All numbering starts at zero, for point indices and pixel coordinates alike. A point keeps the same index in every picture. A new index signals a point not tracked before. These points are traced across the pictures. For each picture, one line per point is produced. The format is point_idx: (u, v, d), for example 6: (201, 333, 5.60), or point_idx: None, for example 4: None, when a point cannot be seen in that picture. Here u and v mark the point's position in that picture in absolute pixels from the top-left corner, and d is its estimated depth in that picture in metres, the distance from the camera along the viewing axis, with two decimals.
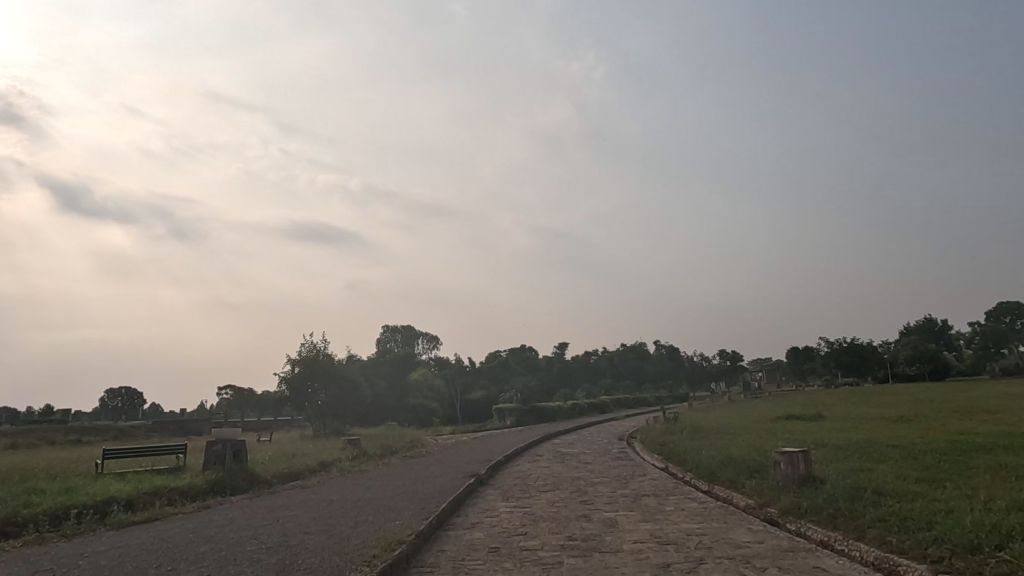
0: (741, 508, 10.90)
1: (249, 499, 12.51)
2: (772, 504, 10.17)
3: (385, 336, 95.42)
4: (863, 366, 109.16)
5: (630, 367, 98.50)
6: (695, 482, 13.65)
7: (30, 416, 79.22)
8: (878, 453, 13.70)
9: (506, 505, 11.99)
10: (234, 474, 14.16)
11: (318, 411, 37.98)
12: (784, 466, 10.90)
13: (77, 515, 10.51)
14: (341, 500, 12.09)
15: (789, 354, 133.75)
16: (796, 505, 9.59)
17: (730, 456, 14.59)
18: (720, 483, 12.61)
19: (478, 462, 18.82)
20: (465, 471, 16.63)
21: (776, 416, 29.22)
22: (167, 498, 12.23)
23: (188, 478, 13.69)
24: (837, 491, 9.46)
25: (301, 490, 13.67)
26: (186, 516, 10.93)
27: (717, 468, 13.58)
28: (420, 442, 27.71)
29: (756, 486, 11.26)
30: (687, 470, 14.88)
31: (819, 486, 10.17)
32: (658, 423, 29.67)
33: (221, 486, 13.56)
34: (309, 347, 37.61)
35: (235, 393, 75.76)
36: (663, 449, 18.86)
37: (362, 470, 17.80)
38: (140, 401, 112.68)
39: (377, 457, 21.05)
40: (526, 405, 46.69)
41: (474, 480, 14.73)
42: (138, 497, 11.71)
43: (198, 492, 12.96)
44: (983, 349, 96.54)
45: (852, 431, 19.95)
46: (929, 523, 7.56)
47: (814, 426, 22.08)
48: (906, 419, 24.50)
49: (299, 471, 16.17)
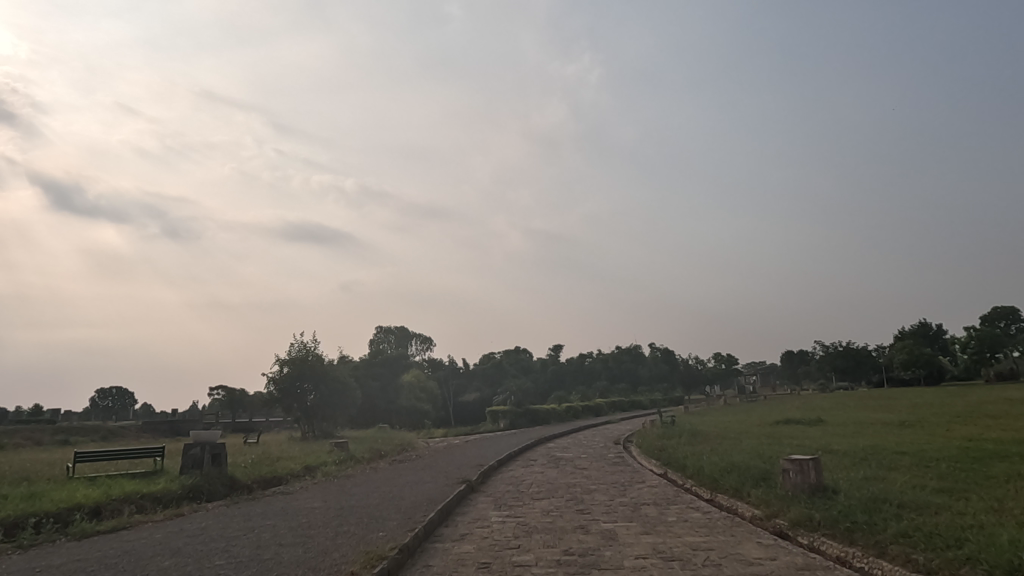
0: (747, 519, 10.30)
1: (225, 507, 11.81)
2: (781, 516, 9.56)
3: (379, 337, 94.65)
4: (858, 370, 108.87)
5: (624, 370, 97.77)
6: (697, 490, 13.01)
7: (18, 416, 78.04)
8: (890, 460, 13.08)
9: (498, 514, 11.35)
10: (212, 479, 13.44)
11: (308, 412, 37.09)
12: (793, 474, 10.28)
13: (35, 524, 9.75)
14: (322, 508, 11.41)
15: (784, 357, 133.42)
16: (808, 517, 8.98)
17: (734, 462, 13.94)
18: (723, 491, 12.00)
19: (470, 467, 18.15)
20: (456, 476, 15.94)
21: (776, 421, 28.69)
22: (137, 505, 11.49)
23: (162, 483, 12.94)
24: (853, 502, 8.82)
25: (282, 497, 12.94)
26: (155, 525, 10.20)
27: (720, 475, 12.92)
28: (411, 445, 26.94)
29: (763, 495, 10.64)
30: (688, 476, 14.25)
31: (833, 497, 9.55)
32: (655, 427, 28.88)
33: (197, 492, 12.85)
34: (299, 346, 36.85)
35: (225, 393, 74.70)
36: (662, 454, 18.21)
37: (348, 474, 17.07)
38: (130, 401, 111.57)
39: (365, 461, 20.35)
40: (520, 408, 45.92)
41: (464, 487, 14.05)
42: (106, 504, 10.98)
43: (171, 498, 12.20)
44: (978, 353, 96.36)
45: (857, 437, 19.26)
46: (958, 540, 6.95)
47: (815, 432, 21.37)
48: (910, 425, 23.81)
49: (281, 476, 15.44)
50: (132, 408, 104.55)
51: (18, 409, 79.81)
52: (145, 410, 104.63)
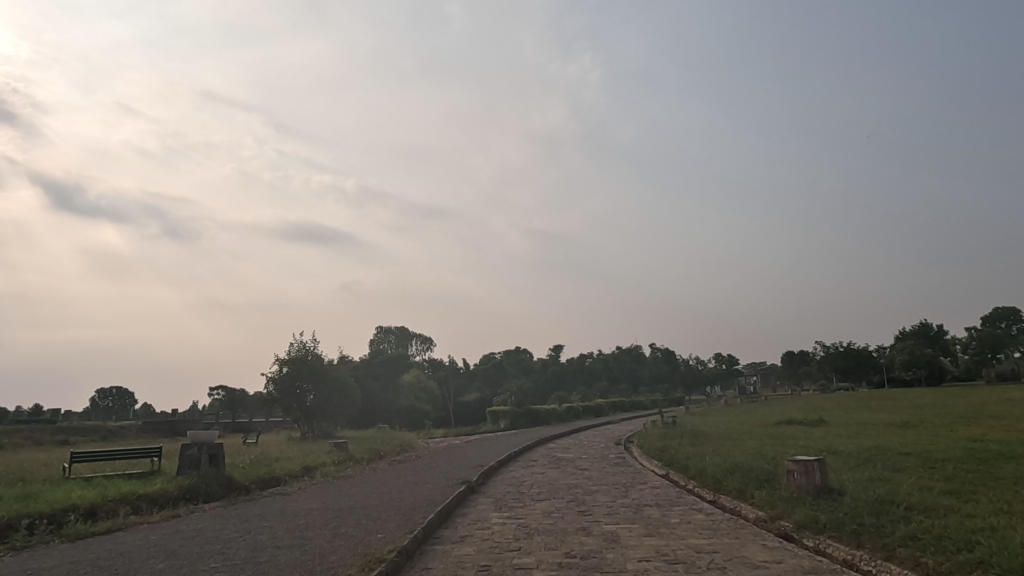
0: (751, 521, 10.15)
1: (222, 508, 11.67)
2: (786, 517, 9.42)
3: (379, 337, 94.53)
4: (859, 370, 108.73)
5: (625, 370, 97.62)
6: (700, 492, 12.87)
7: (18, 416, 77.89)
8: (895, 461, 12.92)
9: (498, 515, 11.21)
10: (209, 480, 13.30)
11: (307, 412, 36.95)
12: (798, 475, 10.14)
13: (28, 526, 9.61)
14: (320, 509, 11.27)
15: (785, 358, 133.23)
16: (814, 519, 8.84)
17: (738, 463, 13.79)
18: (726, 492, 11.85)
19: (470, 468, 18.00)
20: (456, 477, 15.78)
21: (778, 421, 28.56)
22: (133, 505, 11.35)
23: (158, 484, 12.79)
24: (859, 504, 8.68)
25: (279, 498, 12.79)
26: (151, 527, 10.06)
27: (724, 476, 12.76)
28: (410, 445, 26.78)
29: (768, 497, 10.48)
30: (690, 478, 14.10)
31: (839, 498, 9.40)
32: (657, 428, 28.70)
33: (194, 493, 12.71)
34: (298, 346, 36.70)
35: (225, 393, 74.53)
36: (664, 454, 18.06)
37: (348, 475, 16.95)
38: (130, 402, 111.38)
39: (364, 462, 20.20)
40: (520, 408, 45.77)
41: (464, 487, 13.92)
42: (101, 505, 10.83)
43: (168, 499, 12.06)
44: (980, 354, 96.21)
45: (860, 437, 19.13)
46: (969, 543, 6.81)
47: (818, 433, 21.24)
48: (913, 425, 23.65)
49: (280, 476, 15.29)
50: (132, 409, 104.42)
51: (18, 409, 79.67)
52: (145, 410, 104.46)
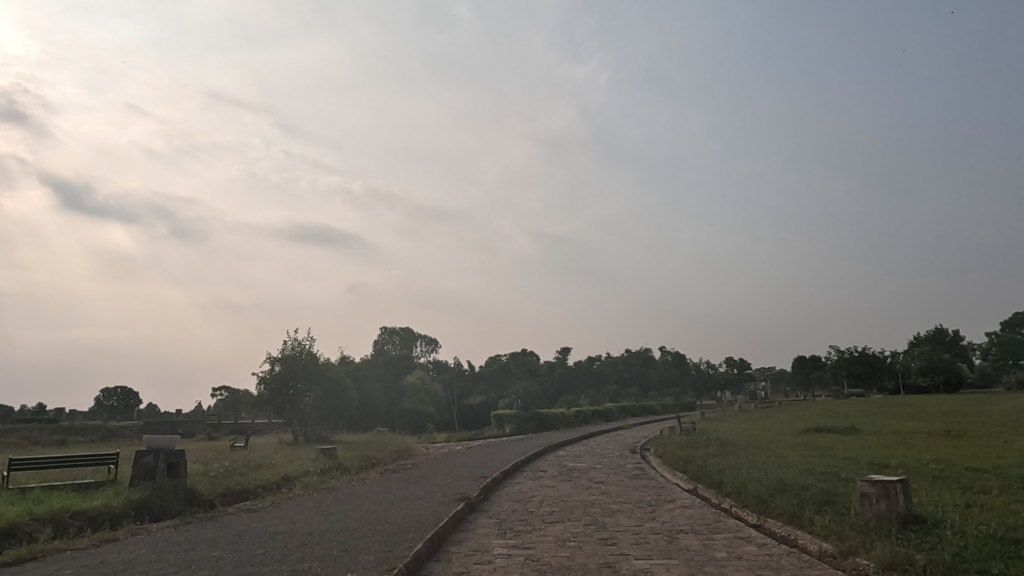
0: (814, 554, 8.21)
1: (171, 530, 9.77)
2: (864, 554, 7.42)
3: (383, 337, 92.59)
4: (873, 376, 106.18)
5: (635, 374, 95.25)
6: (741, 513, 10.87)
7: (19, 415, 76.24)
8: (974, 481, 10.79)
9: (501, 544, 9.26)
10: (165, 494, 11.45)
11: (302, 415, 35.01)
12: (875, 501, 8.11)
13: None
14: (285, 535, 9.30)
15: (795, 363, 130.83)
16: (905, 557, 6.80)
17: (784, 480, 11.71)
18: (775, 516, 9.88)
19: (470, 480, 15.97)
20: (454, 492, 13.75)
21: (803, 429, 26.31)
22: (59, 526, 9.44)
23: (101, 497, 10.90)
24: (970, 543, 6.72)
25: (244, 517, 10.87)
26: (71, 557, 8.14)
27: (770, 495, 10.76)
28: (407, 452, 24.67)
29: (833, 525, 8.52)
30: (726, 495, 12.12)
31: (935, 531, 7.43)
32: (676, 434, 26.75)
33: (142, 509, 10.84)
34: (292, 345, 34.80)
35: (228, 394, 72.76)
36: (690, 466, 16.04)
37: (332, 487, 14.96)
38: (136, 402, 109.95)
39: (353, 471, 18.10)
40: (526, 412, 43.55)
41: (463, 505, 12.02)
42: (20, 527, 8.94)
43: (109, 518, 10.15)
44: (1000, 360, 93.65)
45: (910, 449, 16.87)
46: None
47: (856, 443, 19.05)
48: (961, 435, 21.30)
49: (251, 489, 13.39)
50: (137, 409, 102.71)
51: (21, 408, 78.31)
52: (150, 411, 102.83)
